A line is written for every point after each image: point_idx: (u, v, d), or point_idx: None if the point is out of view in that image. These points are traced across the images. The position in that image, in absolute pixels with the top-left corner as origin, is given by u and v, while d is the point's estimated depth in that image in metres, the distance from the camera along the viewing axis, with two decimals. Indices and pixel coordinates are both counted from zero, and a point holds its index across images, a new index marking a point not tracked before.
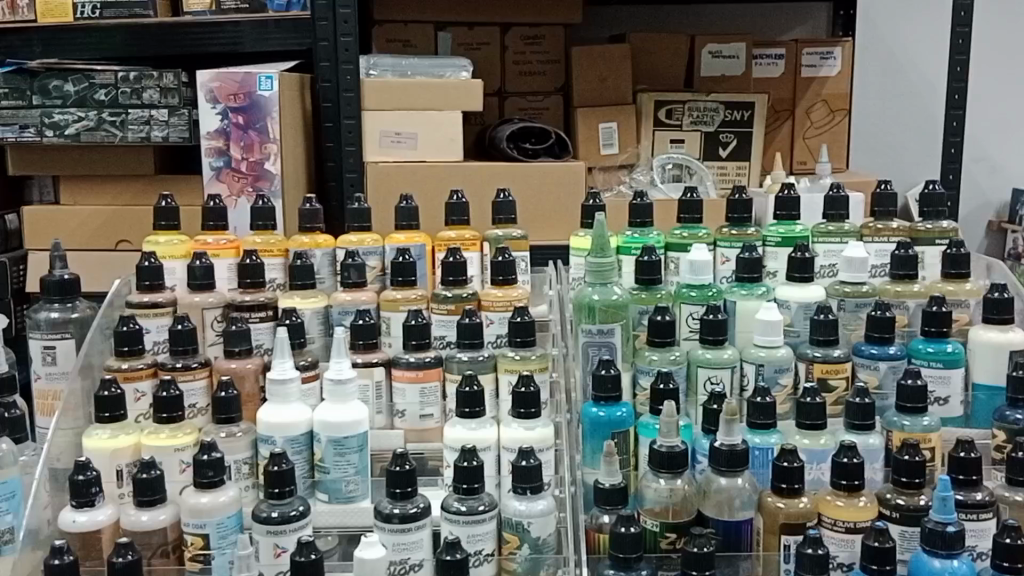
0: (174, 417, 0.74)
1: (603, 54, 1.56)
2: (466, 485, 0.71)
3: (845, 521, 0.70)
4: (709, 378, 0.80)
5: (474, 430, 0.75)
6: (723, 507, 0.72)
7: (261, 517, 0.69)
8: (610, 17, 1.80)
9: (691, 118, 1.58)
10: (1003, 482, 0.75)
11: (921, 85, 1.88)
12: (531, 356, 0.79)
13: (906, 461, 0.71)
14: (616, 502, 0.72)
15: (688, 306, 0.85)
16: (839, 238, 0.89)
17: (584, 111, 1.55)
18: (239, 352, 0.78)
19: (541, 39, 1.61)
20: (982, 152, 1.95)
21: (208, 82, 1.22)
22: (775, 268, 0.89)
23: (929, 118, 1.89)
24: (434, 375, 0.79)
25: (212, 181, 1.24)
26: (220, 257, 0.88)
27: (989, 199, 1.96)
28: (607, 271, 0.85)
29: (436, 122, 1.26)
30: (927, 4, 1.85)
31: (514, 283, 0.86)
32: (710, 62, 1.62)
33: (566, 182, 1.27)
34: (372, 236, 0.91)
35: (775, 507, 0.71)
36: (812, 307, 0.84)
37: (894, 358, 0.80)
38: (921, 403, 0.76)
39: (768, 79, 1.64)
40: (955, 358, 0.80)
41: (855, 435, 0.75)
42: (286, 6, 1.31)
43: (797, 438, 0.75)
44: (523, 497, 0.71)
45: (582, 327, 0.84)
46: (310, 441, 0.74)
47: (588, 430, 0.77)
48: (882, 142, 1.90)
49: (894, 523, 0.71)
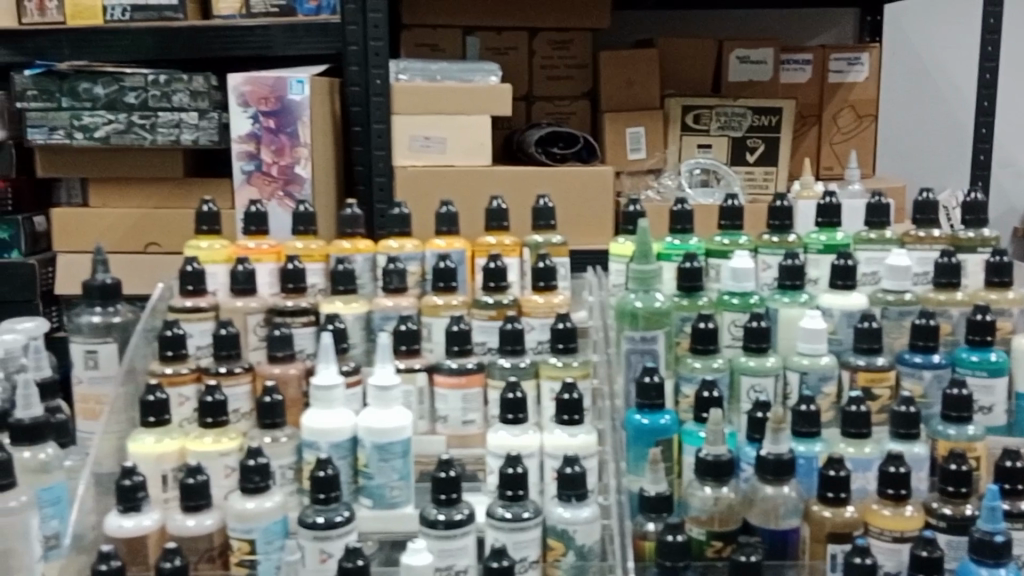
0: (218, 422, 0.74)
1: (629, 58, 1.57)
2: (510, 492, 0.71)
3: (892, 530, 0.69)
4: (752, 386, 0.80)
5: (517, 436, 0.75)
6: (769, 516, 0.72)
7: (306, 522, 0.69)
8: (637, 22, 1.80)
9: (719, 123, 1.58)
10: None
11: (947, 89, 1.87)
12: (573, 362, 0.79)
13: (953, 470, 0.70)
14: (663, 510, 0.73)
15: (730, 313, 0.85)
16: (880, 245, 0.89)
17: (612, 116, 1.55)
18: (283, 356, 0.79)
19: (569, 43, 1.61)
20: (1009, 159, 1.94)
21: (240, 86, 1.23)
22: (816, 275, 0.89)
23: (956, 125, 1.88)
24: (477, 381, 0.79)
25: (243, 184, 1.25)
26: (262, 262, 0.89)
27: (1015, 204, 1.95)
28: (650, 278, 0.85)
29: (467, 126, 1.27)
30: (955, 9, 1.84)
31: (556, 289, 0.87)
32: (738, 67, 1.62)
33: (597, 186, 1.27)
34: (413, 241, 0.92)
35: (822, 516, 0.71)
36: (855, 316, 0.83)
37: (938, 366, 0.80)
38: (966, 412, 0.75)
39: (795, 84, 1.64)
40: (999, 367, 0.79)
41: (900, 444, 0.75)
42: (316, 10, 1.32)
43: (842, 446, 0.75)
44: (568, 504, 0.72)
45: (625, 333, 0.84)
46: (354, 446, 0.74)
47: (632, 436, 0.77)
48: (909, 146, 1.89)
49: (941, 533, 0.70)
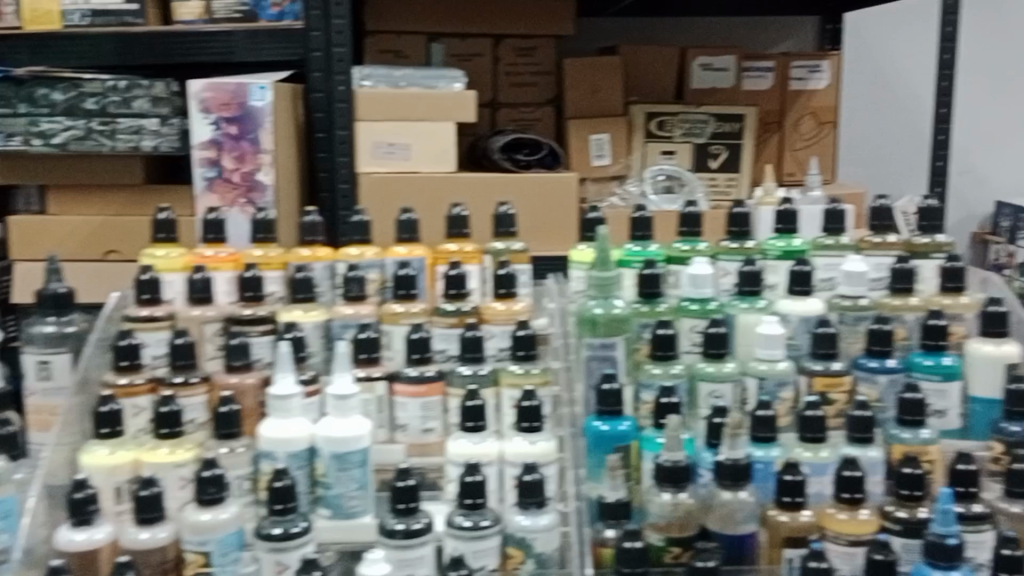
0: (174, 433, 0.73)
1: (593, 65, 1.57)
2: (469, 500, 0.70)
3: (847, 534, 0.70)
4: (711, 392, 0.80)
5: (477, 444, 0.75)
6: (727, 521, 0.72)
7: (263, 533, 0.68)
8: (602, 30, 1.81)
9: (682, 130, 1.59)
10: (1002, 493, 0.76)
11: (907, 97, 1.90)
12: (534, 369, 0.80)
13: (907, 474, 0.71)
14: (621, 516, 0.73)
15: (689, 319, 0.85)
16: (837, 248, 0.90)
17: (576, 124, 1.56)
18: (240, 366, 0.78)
19: (533, 50, 1.61)
20: (967, 165, 1.97)
21: (201, 92, 1.22)
22: (775, 281, 0.90)
23: (915, 132, 1.91)
24: (436, 390, 0.78)
25: (204, 192, 1.24)
26: (219, 270, 0.88)
27: (974, 210, 1.99)
28: (610, 285, 0.85)
29: (431, 132, 1.27)
30: (913, 18, 1.87)
31: (516, 297, 0.86)
32: (701, 74, 1.63)
33: (559, 193, 1.27)
34: (373, 249, 0.91)
35: (779, 521, 0.72)
36: (812, 321, 0.84)
37: (893, 370, 0.81)
38: (919, 415, 0.76)
39: (758, 91, 1.64)
40: (952, 371, 0.81)
41: (855, 449, 0.76)
42: (278, 16, 1.31)
43: (799, 450, 0.76)
44: (527, 512, 0.72)
45: (585, 340, 0.84)
46: (312, 456, 0.74)
47: (591, 443, 0.77)
48: (870, 153, 1.91)
49: (896, 536, 0.71)
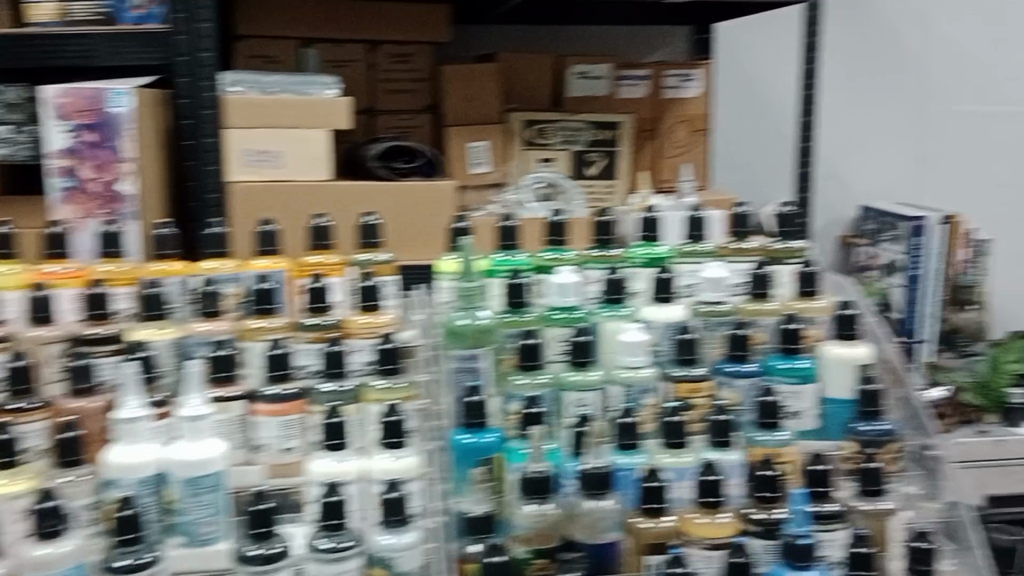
0: (11, 462, 0.68)
1: (472, 73, 1.57)
2: (330, 521, 0.69)
3: (709, 538, 0.71)
4: (575, 401, 0.80)
5: (339, 463, 0.73)
6: (591, 530, 0.72)
7: (109, 566, 0.65)
8: (481, 38, 1.81)
9: (562, 137, 1.60)
10: (856, 490, 0.78)
11: (774, 105, 1.96)
12: (398, 383, 0.79)
13: (761, 476, 0.73)
14: (486, 530, 0.71)
15: (555, 328, 0.85)
16: (702, 250, 0.95)
17: (455, 130, 1.56)
18: (83, 389, 0.74)
19: (410, 56, 1.60)
20: (832, 170, 2.05)
21: (56, 98, 1.16)
22: (639, 288, 0.91)
23: (783, 140, 1.97)
24: (297, 408, 0.76)
25: (59, 203, 1.17)
26: (63, 288, 0.83)
27: (839, 215, 2.06)
28: (475, 296, 0.87)
29: (302, 139, 1.24)
30: (779, 29, 1.93)
31: (379, 310, 0.85)
32: (578, 82, 1.65)
33: (432, 200, 1.26)
34: (230, 263, 0.88)
35: (642, 528, 0.73)
36: (675, 328, 0.86)
37: (751, 374, 0.83)
38: (774, 418, 0.79)
39: (633, 99, 1.67)
40: (806, 373, 0.83)
41: (715, 452, 0.77)
42: (141, 19, 1.27)
43: (662, 456, 0.76)
44: (390, 530, 0.70)
45: (450, 352, 0.84)
46: (160, 482, 0.70)
47: (457, 456, 0.77)
48: (742, 160, 1.97)
49: (758, 538, 0.72)
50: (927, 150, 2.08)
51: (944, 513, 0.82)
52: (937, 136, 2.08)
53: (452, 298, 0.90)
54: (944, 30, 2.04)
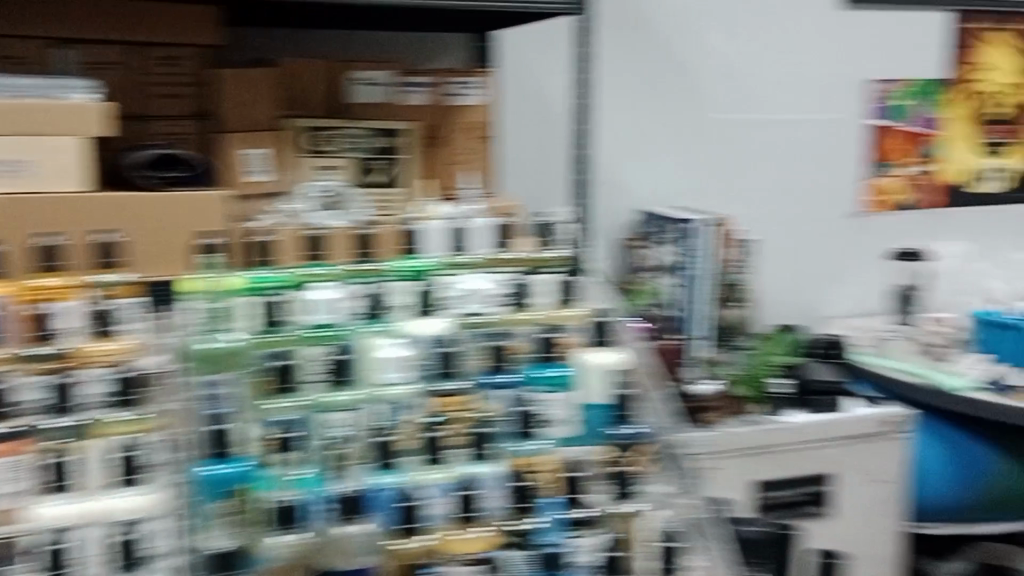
0: None
1: (250, 79, 1.51)
2: (56, 561, 0.80)
3: (462, 554, 0.86)
4: (334, 422, 0.87)
5: (72, 501, 0.84)
6: (340, 556, 0.82)
7: None
8: (256, 43, 1.74)
9: (343, 146, 1.57)
10: (610, 496, 0.92)
11: (554, 113, 2.01)
12: (137, 418, 0.88)
13: (519, 487, 0.89)
14: (232, 566, 0.78)
15: (311, 349, 0.90)
16: (466, 258, 1.08)
17: (232, 137, 1.48)
18: None
19: (179, 60, 1.48)
20: (612, 176, 2.12)
21: None
22: (394, 302, 0.99)
23: (564, 146, 2.03)
24: (25, 449, 0.83)
25: None
26: None
27: (618, 218, 2.14)
28: (223, 318, 0.92)
29: (47, 148, 1.13)
30: (556, 40, 1.98)
31: (110, 338, 0.96)
32: (361, 90, 1.61)
33: (200, 211, 1.21)
34: None
35: (395, 548, 0.85)
36: (433, 341, 0.94)
37: (513, 386, 0.93)
38: (530, 429, 0.92)
39: (415, 107, 1.63)
40: (559, 382, 0.94)
41: (476, 465, 0.89)
42: None
43: (426, 474, 0.87)
44: (124, 568, 0.82)
45: (195, 378, 0.84)
46: None
47: (206, 487, 0.79)
48: (525, 165, 2.00)
49: (512, 548, 0.88)
50: (698, 156, 2.20)
51: (691, 511, 0.93)
52: (707, 142, 2.20)
53: (223, 319, 0.92)
54: (709, 43, 2.15)
